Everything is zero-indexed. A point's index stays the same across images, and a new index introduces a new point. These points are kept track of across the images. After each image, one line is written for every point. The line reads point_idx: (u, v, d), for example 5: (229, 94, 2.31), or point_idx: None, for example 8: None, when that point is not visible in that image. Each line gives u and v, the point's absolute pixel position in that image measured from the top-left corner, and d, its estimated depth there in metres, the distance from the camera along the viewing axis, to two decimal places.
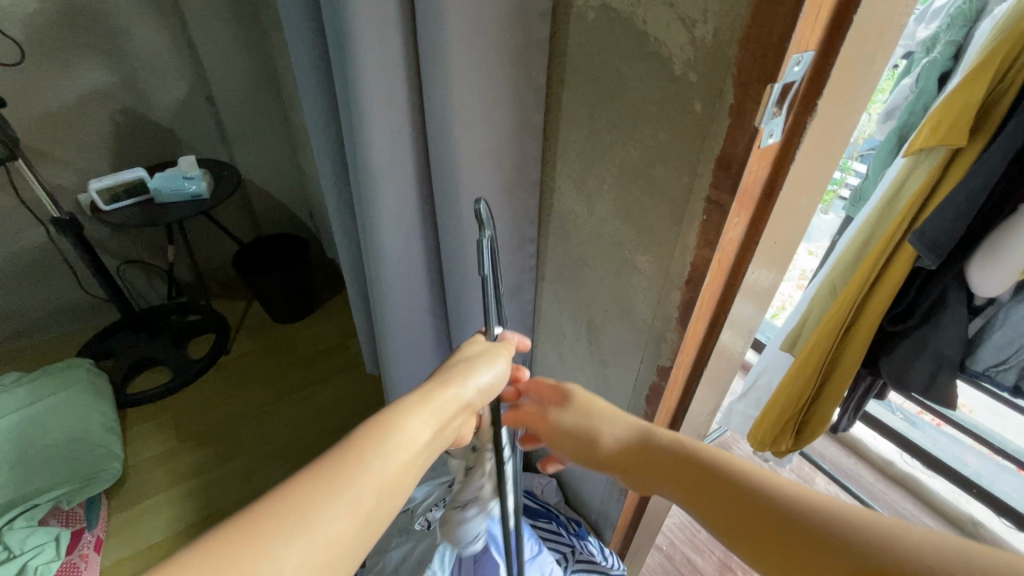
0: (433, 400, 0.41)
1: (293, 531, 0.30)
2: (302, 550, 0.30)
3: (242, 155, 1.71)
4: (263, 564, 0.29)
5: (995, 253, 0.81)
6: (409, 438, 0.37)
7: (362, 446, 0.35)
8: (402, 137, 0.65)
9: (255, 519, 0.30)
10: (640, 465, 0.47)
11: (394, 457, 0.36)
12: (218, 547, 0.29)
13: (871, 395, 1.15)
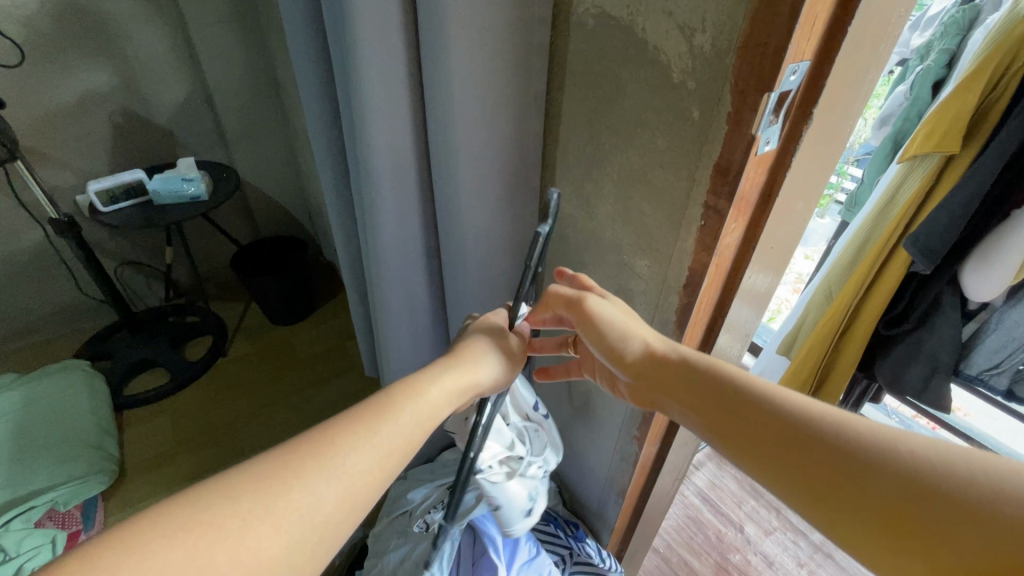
0: (454, 377, 0.47)
1: (332, 470, 0.36)
2: (338, 488, 0.36)
3: (241, 157, 1.71)
4: (307, 495, 0.35)
5: (988, 258, 0.82)
6: (429, 407, 0.44)
7: (392, 408, 0.41)
8: (404, 140, 0.65)
9: (301, 457, 0.36)
10: (656, 376, 0.47)
11: (417, 423, 0.42)
12: (269, 475, 0.35)
13: (866, 398, 1.16)
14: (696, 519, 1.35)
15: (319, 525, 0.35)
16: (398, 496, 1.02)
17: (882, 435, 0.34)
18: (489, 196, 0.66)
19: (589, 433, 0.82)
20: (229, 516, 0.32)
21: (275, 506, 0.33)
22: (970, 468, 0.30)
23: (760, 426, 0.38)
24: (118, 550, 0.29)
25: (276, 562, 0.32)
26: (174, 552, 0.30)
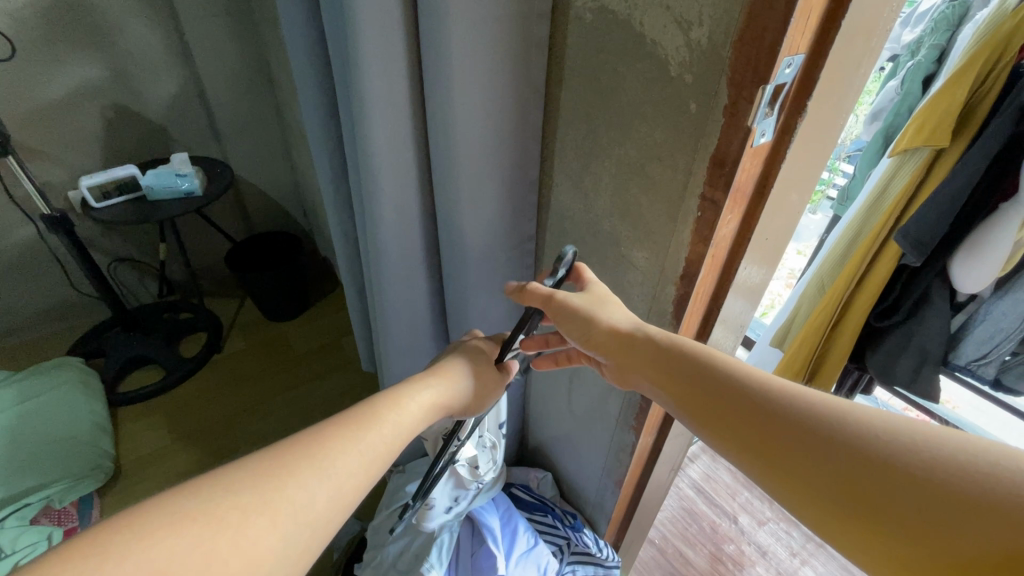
0: (432, 396, 0.48)
1: (324, 471, 0.37)
2: (328, 488, 0.37)
3: (236, 153, 1.71)
4: (302, 490, 0.35)
5: (975, 250, 0.83)
6: (409, 423, 0.45)
7: (377, 419, 0.42)
8: (403, 134, 0.66)
9: (294, 456, 0.37)
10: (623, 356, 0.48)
11: (399, 436, 0.43)
12: (264, 472, 0.35)
13: (858, 390, 1.18)
14: (691, 510, 1.36)
15: (313, 520, 0.35)
16: (396, 489, 1.02)
17: (830, 407, 0.34)
18: (487, 189, 0.66)
19: (587, 424, 0.83)
20: (228, 508, 0.32)
21: (271, 501, 0.34)
22: (911, 437, 0.31)
23: (714, 401, 0.39)
24: (122, 537, 0.29)
25: (271, 556, 0.33)
26: (179, 539, 0.30)
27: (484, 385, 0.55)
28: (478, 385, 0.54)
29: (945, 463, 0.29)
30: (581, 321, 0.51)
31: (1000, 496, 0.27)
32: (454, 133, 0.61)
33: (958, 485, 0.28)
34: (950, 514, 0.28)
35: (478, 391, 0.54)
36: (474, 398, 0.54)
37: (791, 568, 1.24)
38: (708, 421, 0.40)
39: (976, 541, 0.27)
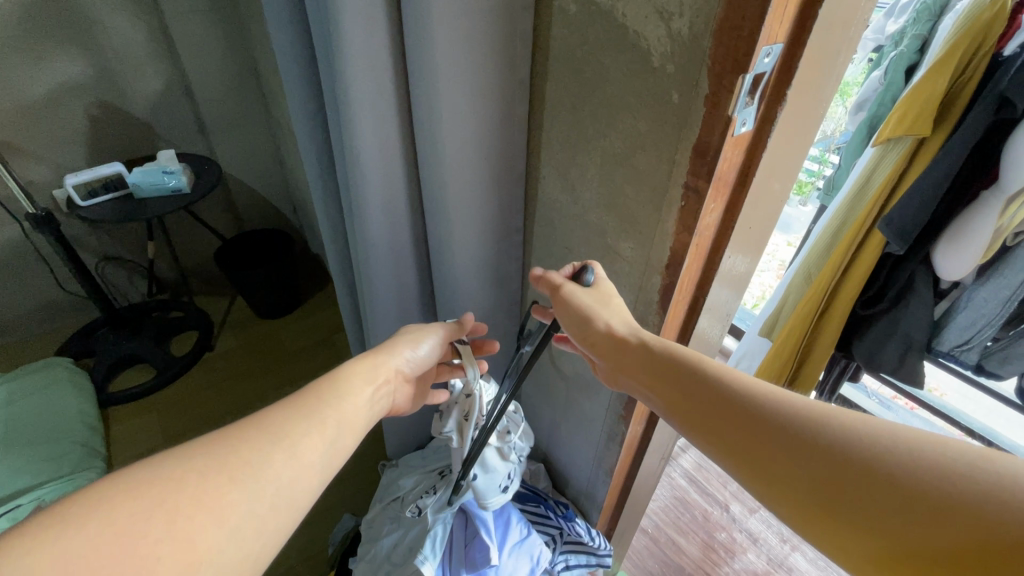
0: (364, 367, 0.54)
1: (273, 436, 0.41)
2: (283, 453, 0.40)
3: (223, 150, 1.69)
4: (256, 455, 0.39)
5: (957, 238, 0.85)
6: (346, 387, 0.50)
7: (312, 392, 0.47)
8: (389, 128, 0.66)
9: (243, 427, 0.40)
10: (619, 357, 0.51)
11: (340, 399, 0.48)
12: (215, 442, 0.38)
13: (845, 377, 1.19)
14: (683, 499, 1.38)
15: (272, 482, 0.38)
16: (390, 483, 1.03)
17: (819, 412, 0.36)
18: (473, 182, 0.66)
19: (578, 415, 0.84)
20: (184, 473, 0.35)
21: (228, 464, 0.37)
22: (895, 442, 0.32)
23: (702, 400, 0.42)
24: (83, 509, 0.31)
25: (237, 511, 0.36)
26: (140, 500, 0.33)
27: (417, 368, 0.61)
28: (414, 366, 0.60)
29: (925, 469, 0.31)
30: (584, 321, 0.53)
31: (976, 500, 0.29)
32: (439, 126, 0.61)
33: (938, 490, 0.30)
34: (929, 517, 0.30)
35: (410, 372, 0.60)
36: (407, 377, 0.60)
37: (781, 554, 1.27)
38: (695, 419, 0.42)
39: (950, 543, 0.29)
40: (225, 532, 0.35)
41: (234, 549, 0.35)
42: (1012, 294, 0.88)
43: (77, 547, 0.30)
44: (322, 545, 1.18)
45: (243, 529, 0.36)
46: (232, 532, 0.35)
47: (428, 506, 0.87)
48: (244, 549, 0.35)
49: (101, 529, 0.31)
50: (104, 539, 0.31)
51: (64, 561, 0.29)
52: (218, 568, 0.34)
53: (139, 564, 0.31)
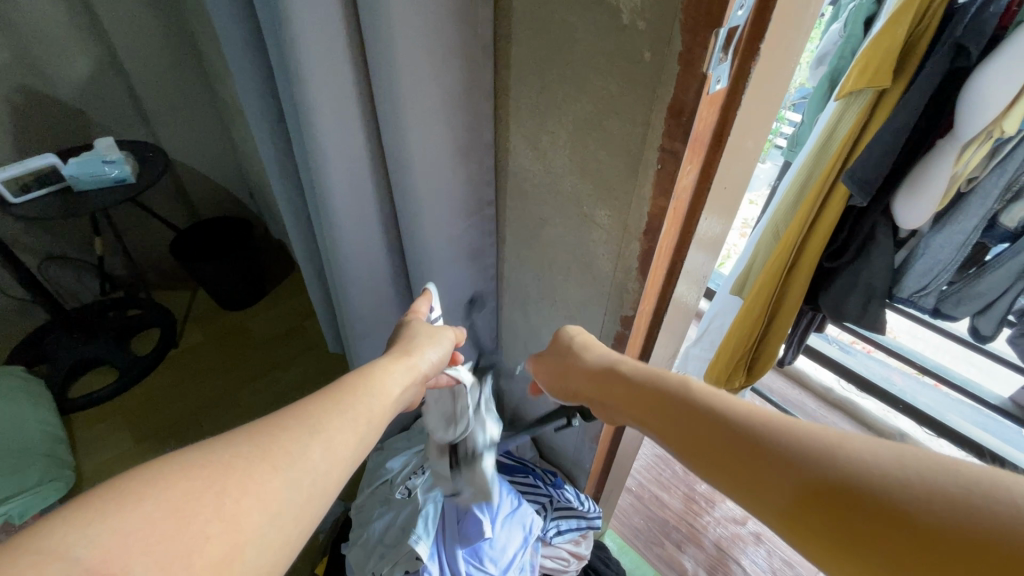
0: (399, 365, 0.52)
1: (313, 427, 0.39)
2: (321, 443, 0.38)
3: (168, 135, 1.59)
4: (295, 446, 0.37)
5: (915, 189, 0.87)
6: (382, 385, 0.48)
7: (347, 386, 0.45)
8: (348, 104, 0.62)
9: (281, 417, 0.39)
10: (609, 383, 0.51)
11: (375, 398, 0.46)
12: (256, 431, 0.37)
13: (812, 327, 1.23)
14: (664, 456, 1.44)
15: (310, 473, 0.36)
16: (376, 467, 1.02)
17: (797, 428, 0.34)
18: (441, 157, 0.64)
19: None
20: (231, 457, 0.34)
21: (271, 452, 0.36)
22: (882, 460, 0.30)
23: (680, 424, 0.40)
24: (142, 482, 0.31)
25: (279, 497, 0.34)
26: (192, 480, 0.31)
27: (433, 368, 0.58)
28: (433, 362, 0.57)
29: (921, 488, 0.27)
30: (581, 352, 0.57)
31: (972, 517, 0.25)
32: None
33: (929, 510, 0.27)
34: (929, 542, 0.26)
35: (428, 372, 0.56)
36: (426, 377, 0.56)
37: None
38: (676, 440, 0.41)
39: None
40: (267, 518, 0.33)
41: (275, 535, 0.33)
42: (965, 240, 0.91)
43: (134, 522, 0.28)
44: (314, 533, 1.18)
45: (284, 515, 0.34)
46: (273, 518, 0.33)
47: (418, 487, 0.89)
48: (282, 538, 0.34)
49: (155, 506, 0.29)
50: (160, 516, 0.29)
51: (123, 533, 0.28)
52: (259, 554, 0.32)
53: (189, 545, 0.29)
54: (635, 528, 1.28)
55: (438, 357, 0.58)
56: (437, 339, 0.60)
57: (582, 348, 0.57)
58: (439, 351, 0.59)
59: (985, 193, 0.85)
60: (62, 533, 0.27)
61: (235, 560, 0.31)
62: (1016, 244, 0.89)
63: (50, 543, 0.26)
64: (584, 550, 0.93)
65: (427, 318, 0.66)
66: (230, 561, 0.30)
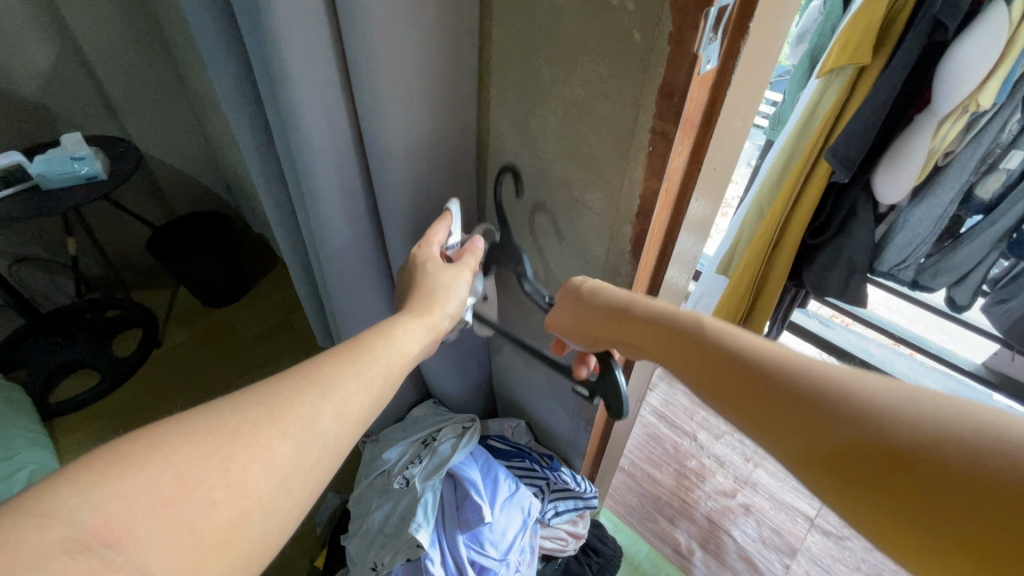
0: (420, 323, 0.51)
1: (324, 389, 0.39)
2: (332, 405, 0.39)
3: (138, 130, 1.54)
4: (307, 408, 0.38)
5: (894, 164, 0.89)
6: (401, 343, 0.47)
7: (366, 343, 0.45)
8: (332, 93, 0.60)
9: (292, 378, 0.39)
10: (626, 326, 0.50)
11: (392, 357, 0.46)
12: (266, 394, 0.37)
13: (796, 303, 1.26)
14: (654, 435, 1.47)
15: (320, 437, 0.38)
16: (372, 458, 1.02)
17: (825, 378, 0.33)
18: (428, 146, 0.63)
19: (554, 371, 0.85)
20: (238, 422, 0.35)
21: (280, 416, 0.36)
22: (914, 419, 0.29)
23: (719, 376, 0.39)
24: (144, 445, 0.31)
25: (286, 462, 0.36)
26: (197, 447, 0.33)
27: (450, 318, 0.56)
28: (454, 309, 0.56)
29: (957, 449, 0.27)
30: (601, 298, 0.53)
31: (1000, 474, 0.25)
32: (383, 84, 0.56)
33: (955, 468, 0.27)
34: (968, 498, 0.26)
35: (445, 322, 0.55)
36: (446, 325, 0.55)
37: (746, 472, 1.38)
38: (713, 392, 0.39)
39: (988, 535, 0.25)
40: (274, 483, 0.35)
41: (283, 497, 0.35)
42: (942, 213, 0.93)
43: (137, 488, 0.30)
44: (310, 527, 1.18)
45: (290, 478, 0.36)
46: (279, 483, 0.35)
47: (416, 476, 0.90)
48: (291, 501, 0.36)
49: (160, 471, 0.31)
50: (166, 482, 0.31)
51: (126, 499, 0.29)
52: (266, 515, 0.34)
53: (193, 511, 0.31)
54: (628, 505, 1.31)
55: (456, 305, 0.56)
56: (458, 281, 0.57)
57: (595, 299, 0.53)
58: (458, 299, 0.56)
59: (961, 166, 0.87)
60: (66, 495, 0.28)
61: (243, 522, 0.33)
62: (989, 215, 0.92)
63: (53, 505, 0.28)
64: (581, 529, 0.95)
65: (446, 247, 0.61)
66: (237, 524, 0.33)
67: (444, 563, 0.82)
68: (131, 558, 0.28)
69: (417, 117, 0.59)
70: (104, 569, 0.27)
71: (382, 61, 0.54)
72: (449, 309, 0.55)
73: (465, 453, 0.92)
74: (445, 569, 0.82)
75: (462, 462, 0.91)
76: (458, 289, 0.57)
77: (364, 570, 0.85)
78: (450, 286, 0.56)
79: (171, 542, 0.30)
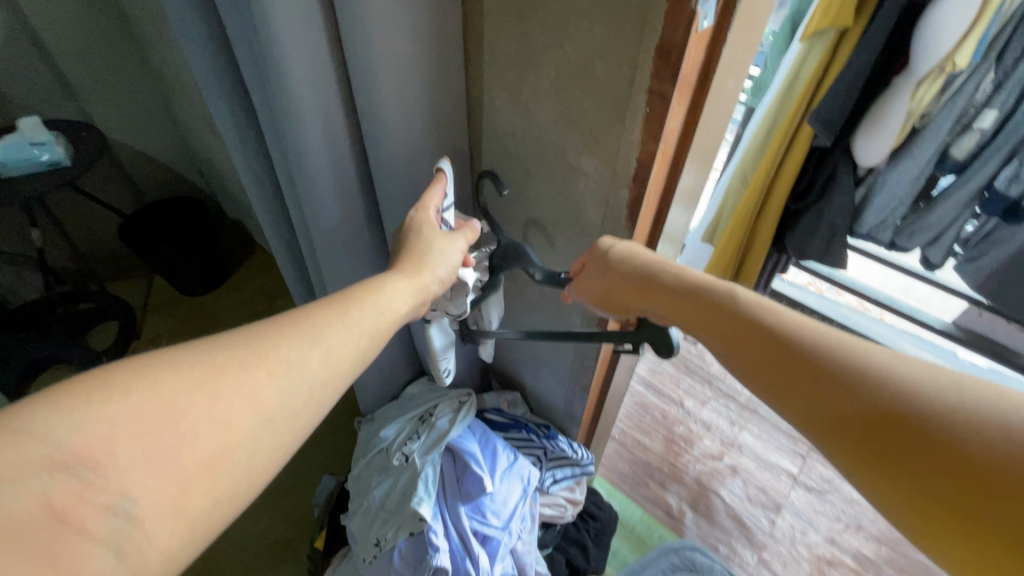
0: (410, 282, 0.49)
1: (313, 335, 0.39)
2: (321, 352, 0.39)
3: (101, 113, 1.47)
4: (295, 353, 0.37)
5: (874, 126, 0.91)
6: (391, 302, 0.46)
7: (352, 297, 0.44)
8: (320, 63, 0.58)
9: (280, 322, 0.38)
10: (653, 294, 0.48)
11: (382, 314, 0.45)
12: (254, 334, 0.37)
13: (777, 269, 1.28)
14: (642, 404, 1.50)
15: (308, 383, 0.37)
16: (369, 437, 1.02)
17: (874, 360, 0.33)
18: (418, 116, 0.61)
19: (549, 342, 0.86)
20: (225, 359, 0.34)
21: (268, 357, 0.36)
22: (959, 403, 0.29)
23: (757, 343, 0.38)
24: (127, 372, 0.31)
25: (273, 402, 0.35)
26: (180, 378, 0.32)
27: (443, 283, 0.54)
28: (446, 276, 0.54)
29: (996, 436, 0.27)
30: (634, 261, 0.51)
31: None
32: (370, 49, 0.54)
33: (1006, 461, 0.27)
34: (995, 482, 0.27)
35: (438, 287, 0.53)
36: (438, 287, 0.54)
37: (731, 435, 1.43)
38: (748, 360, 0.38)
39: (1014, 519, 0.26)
40: (261, 421, 0.34)
41: (268, 437, 0.35)
42: (919, 173, 0.96)
43: (121, 414, 0.29)
44: (307, 510, 1.18)
45: (276, 420, 0.35)
46: (265, 422, 0.35)
47: (415, 452, 0.90)
48: (276, 442, 0.35)
49: (143, 399, 0.30)
50: (150, 411, 0.30)
51: (108, 425, 0.29)
52: (250, 453, 0.34)
53: (178, 439, 0.31)
54: (620, 473, 1.34)
55: (449, 272, 0.55)
56: (450, 253, 0.56)
57: (625, 262, 0.51)
58: (450, 266, 0.55)
59: (938, 127, 0.90)
60: (46, 415, 0.28)
61: (226, 458, 0.32)
62: (962, 175, 0.95)
63: (34, 424, 0.27)
64: (579, 495, 0.97)
65: (442, 214, 0.59)
66: (221, 459, 0.32)
67: (448, 534, 0.83)
68: (112, 481, 0.28)
69: (406, 85, 0.58)
70: (85, 490, 0.27)
71: (369, 26, 0.52)
72: (442, 275, 0.54)
73: (463, 426, 0.93)
74: (449, 540, 0.82)
75: (460, 435, 0.91)
76: (451, 259, 0.55)
77: (366, 547, 0.85)
78: (443, 252, 0.55)
79: (155, 469, 0.29)
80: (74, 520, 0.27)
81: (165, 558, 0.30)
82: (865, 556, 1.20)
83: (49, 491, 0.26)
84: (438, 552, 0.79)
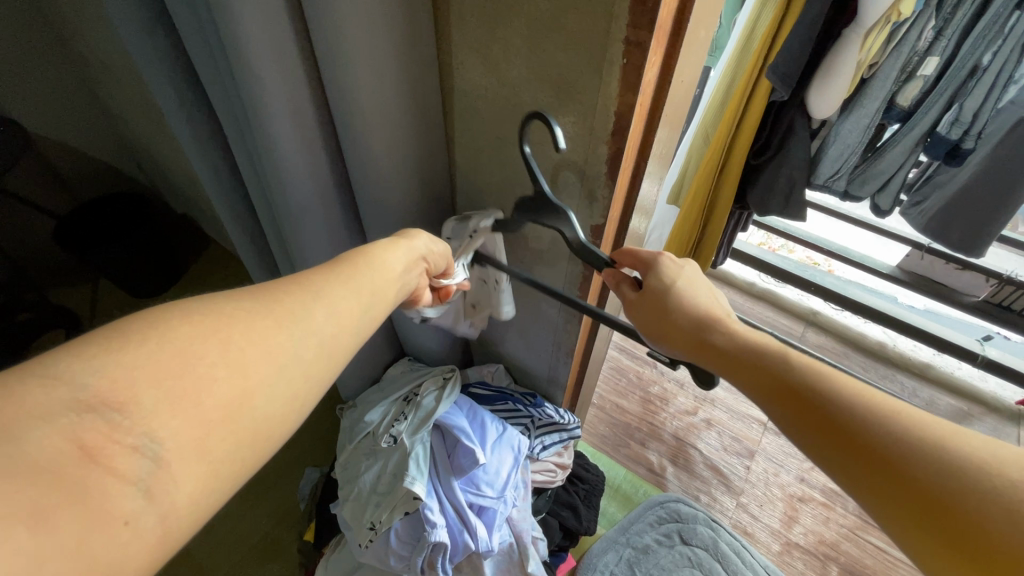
0: (400, 245, 0.48)
1: (315, 291, 0.38)
2: (325, 306, 0.38)
3: (18, 106, 1.34)
4: (301, 310, 0.37)
5: (825, 78, 0.94)
6: (384, 261, 0.45)
7: (348, 261, 0.43)
8: (279, 27, 0.54)
9: (282, 282, 0.38)
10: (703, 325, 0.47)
11: (380, 273, 0.44)
12: (261, 290, 0.37)
13: (740, 226, 1.32)
14: (618, 367, 1.54)
15: (317, 341, 0.37)
16: (354, 423, 1.00)
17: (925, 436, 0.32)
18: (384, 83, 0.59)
19: (530, 310, 0.86)
20: (234, 309, 0.34)
21: (274, 310, 0.35)
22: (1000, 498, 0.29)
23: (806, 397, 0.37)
24: (142, 323, 0.31)
25: (284, 351, 0.35)
26: (194, 327, 0.32)
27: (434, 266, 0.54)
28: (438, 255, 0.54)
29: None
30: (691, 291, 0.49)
31: None
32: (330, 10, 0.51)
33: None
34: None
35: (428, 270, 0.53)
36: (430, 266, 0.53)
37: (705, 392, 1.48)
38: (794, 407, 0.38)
39: None
40: (275, 369, 0.34)
41: (284, 385, 0.34)
42: (870, 122, 1.01)
43: (138, 359, 0.29)
44: (292, 503, 1.15)
45: (291, 368, 0.35)
46: (281, 370, 0.34)
47: (404, 432, 0.89)
48: (292, 391, 0.35)
49: (163, 344, 0.30)
50: (166, 356, 0.30)
51: (129, 367, 0.28)
52: (268, 398, 0.33)
53: (197, 384, 0.30)
54: (602, 436, 1.38)
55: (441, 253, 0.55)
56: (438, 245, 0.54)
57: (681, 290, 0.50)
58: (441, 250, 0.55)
59: (885, 76, 0.94)
60: (70, 360, 0.28)
61: (245, 404, 0.32)
62: (909, 122, 1.01)
63: (57, 368, 0.27)
64: (567, 459, 1.00)
65: None
66: (241, 404, 0.32)
67: (444, 510, 0.83)
68: (138, 422, 0.28)
69: (371, 50, 0.55)
70: (112, 430, 0.27)
71: None
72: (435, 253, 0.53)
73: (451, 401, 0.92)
74: (445, 516, 0.83)
75: (448, 411, 0.91)
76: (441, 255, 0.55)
77: (361, 533, 0.84)
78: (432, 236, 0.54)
79: (177, 412, 0.29)
80: (100, 455, 0.26)
81: (188, 502, 0.29)
82: (832, 490, 1.29)
83: (79, 431, 0.26)
84: (435, 529, 0.79)
